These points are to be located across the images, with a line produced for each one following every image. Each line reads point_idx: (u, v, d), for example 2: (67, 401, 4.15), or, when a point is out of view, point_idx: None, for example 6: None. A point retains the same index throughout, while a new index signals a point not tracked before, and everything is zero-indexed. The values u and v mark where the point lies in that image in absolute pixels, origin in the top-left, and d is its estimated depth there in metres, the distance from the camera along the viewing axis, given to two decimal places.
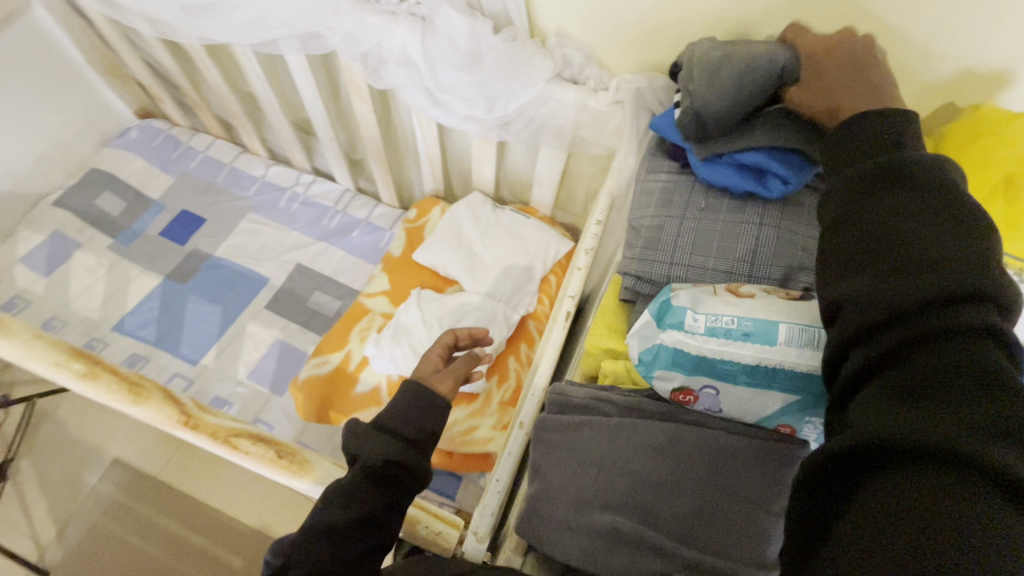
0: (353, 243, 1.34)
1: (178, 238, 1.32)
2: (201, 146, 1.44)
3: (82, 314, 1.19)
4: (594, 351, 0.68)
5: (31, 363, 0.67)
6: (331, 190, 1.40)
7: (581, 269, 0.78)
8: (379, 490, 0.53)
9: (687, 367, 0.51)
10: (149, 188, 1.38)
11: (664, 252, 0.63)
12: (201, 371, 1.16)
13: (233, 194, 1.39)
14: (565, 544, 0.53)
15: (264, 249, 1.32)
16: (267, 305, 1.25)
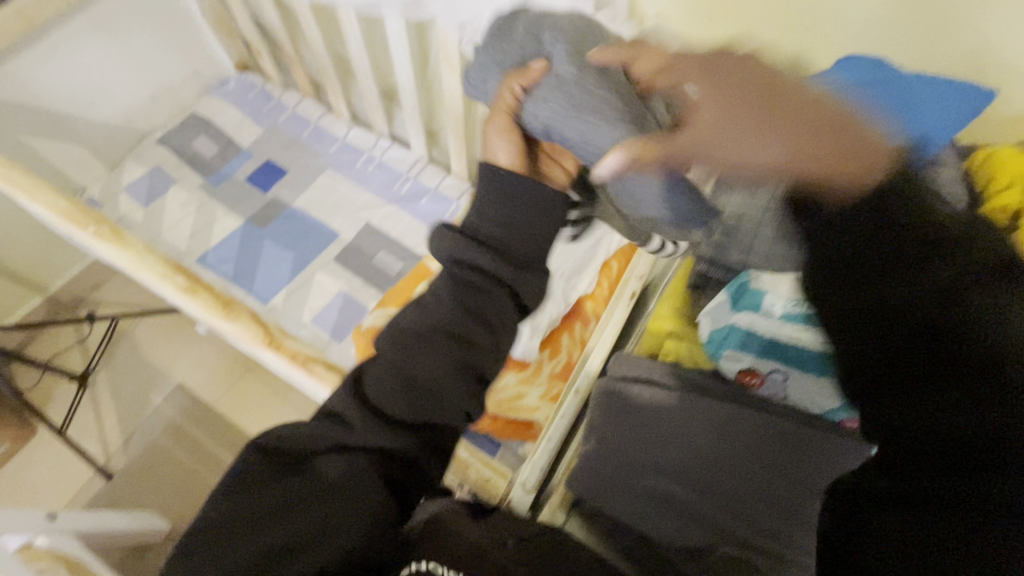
0: (421, 210, 1.39)
1: (262, 185, 1.41)
2: (290, 101, 1.52)
3: (172, 244, 1.30)
4: (656, 330, 0.69)
5: (142, 272, 0.75)
6: (406, 156, 1.45)
7: (652, 250, 0.78)
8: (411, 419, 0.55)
9: (755, 347, 0.59)
10: (241, 136, 1.47)
11: (739, 238, 0.62)
12: (270, 311, 1.24)
13: (315, 150, 1.47)
14: (619, 505, 0.57)
15: (338, 205, 1.39)
16: (335, 258, 1.32)
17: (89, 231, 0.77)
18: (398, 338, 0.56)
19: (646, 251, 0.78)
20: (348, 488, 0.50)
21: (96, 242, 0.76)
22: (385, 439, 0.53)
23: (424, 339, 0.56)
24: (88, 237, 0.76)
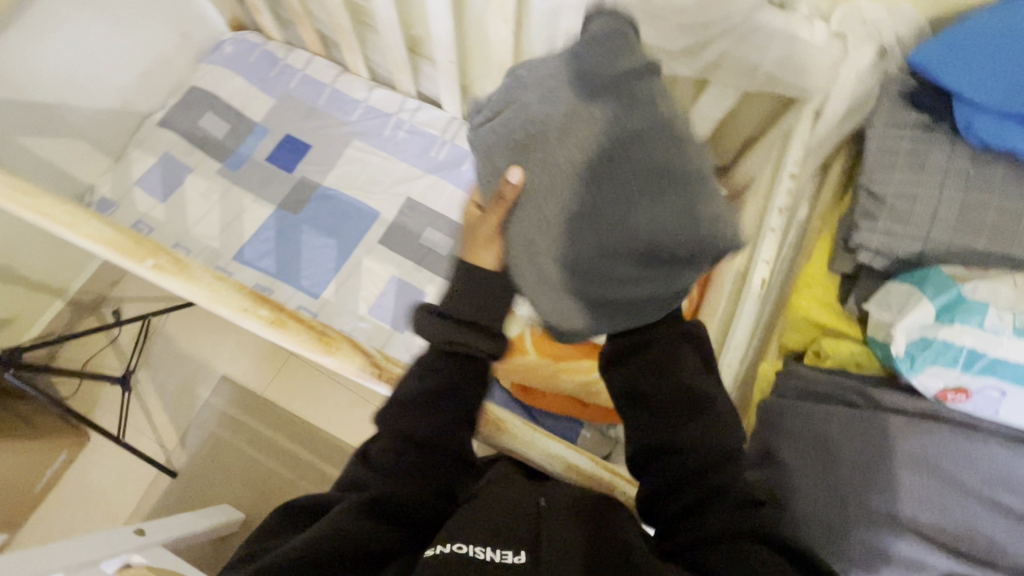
0: (463, 176, 1.27)
1: (286, 165, 1.28)
2: (298, 64, 1.35)
3: (202, 241, 1.19)
4: (803, 326, 0.64)
5: (219, 307, 0.67)
6: (438, 117, 1.32)
7: (777, 230, 0.71)
8: (441, 423, 0.59)
9: (968, 364, 0.46)
10: (251, 110, 1.32)
11: (917, 224, 0.55)
12: (323, 306, 1.16)
13: (336, 119, 1.32)
14: (853, 516, 0.48)
15: (372, 180, 1.27)
16: (381, 240, 1.23)
17: (148, 266, 0.68)
18: (395, 403, 0.61)
19: (771, 231, 0.71)
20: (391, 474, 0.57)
21: (158, 277, 0.68)
22: (420, 435, 0.59)
23: (436, 370, 0.61)
24: (149, 272, 0.68)
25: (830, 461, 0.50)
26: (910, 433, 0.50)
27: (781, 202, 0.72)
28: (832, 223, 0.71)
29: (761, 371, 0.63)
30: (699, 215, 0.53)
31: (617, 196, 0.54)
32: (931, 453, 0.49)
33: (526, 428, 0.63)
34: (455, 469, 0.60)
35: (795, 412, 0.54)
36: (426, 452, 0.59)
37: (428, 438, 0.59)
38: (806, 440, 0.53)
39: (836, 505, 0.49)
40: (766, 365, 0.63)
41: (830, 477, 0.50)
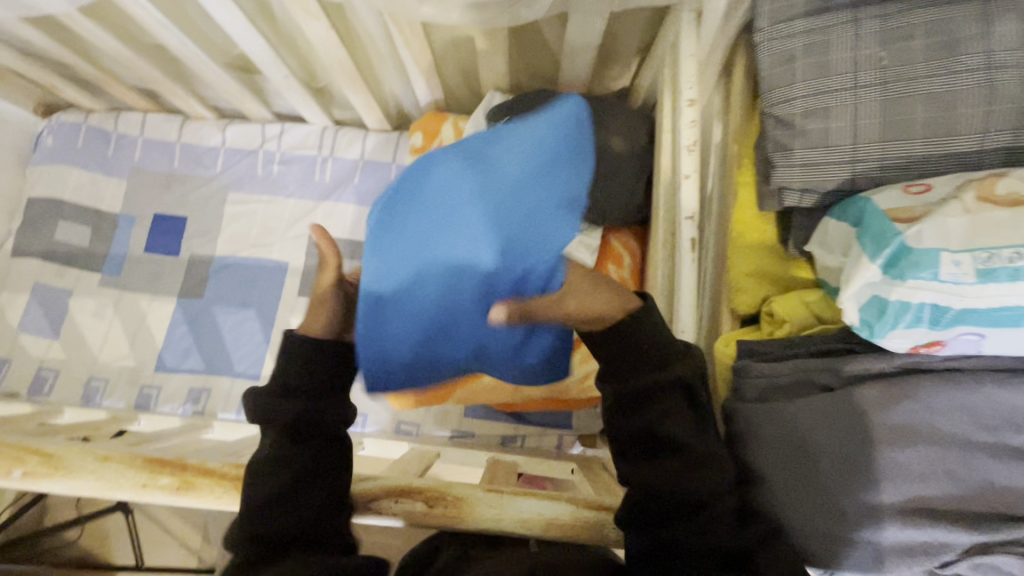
0: (360, 191, 1.13)
1: (169, 248, 1.14)
2: (134, 129, 1.16)
3: (116, 365, 1.08)
4: (749, 286, 0.55)
5: (115, 492, 0.59)
6: (307, 133, 1.15)
7: (693, 176, 0.61)
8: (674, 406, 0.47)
9: (935, 319, 0.38)
10: (106, 201, 1.15)
11: (839, 146, 0.45)
12: (268, 383, 1.07)
13: (201, 176, 1.16)
14: (849, 516, 0.42)
15: (266, 230, 1.14)
16: (301, 292, 1.11)
17: (19, 476, 0.59)
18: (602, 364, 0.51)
19: (687, 178, 0.61)
20: (693, 477, 0.45)
21: (37, 484, 0.59)
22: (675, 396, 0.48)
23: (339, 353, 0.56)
24: (23, 484, 0.59)
25: (820, 468, 0.43)
26: (892, 402, 0.42)
27: (688, 140, 0.62)
28: (750, 144, 0.59)
29: (717, 354, 0.55)
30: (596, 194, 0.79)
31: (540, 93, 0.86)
32: (923, 418, 0.42)
33: (491, 497, 0.58)
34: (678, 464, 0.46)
35: (753, 424, 0.47)
36: (651, 436, 0.47)
37: (665, 413, 0.47)
38: (773, 449, 0.46)
39: (829, 510, 0.42)
40: (721, 344, 0.55)
41: (839, 465, 0.43)
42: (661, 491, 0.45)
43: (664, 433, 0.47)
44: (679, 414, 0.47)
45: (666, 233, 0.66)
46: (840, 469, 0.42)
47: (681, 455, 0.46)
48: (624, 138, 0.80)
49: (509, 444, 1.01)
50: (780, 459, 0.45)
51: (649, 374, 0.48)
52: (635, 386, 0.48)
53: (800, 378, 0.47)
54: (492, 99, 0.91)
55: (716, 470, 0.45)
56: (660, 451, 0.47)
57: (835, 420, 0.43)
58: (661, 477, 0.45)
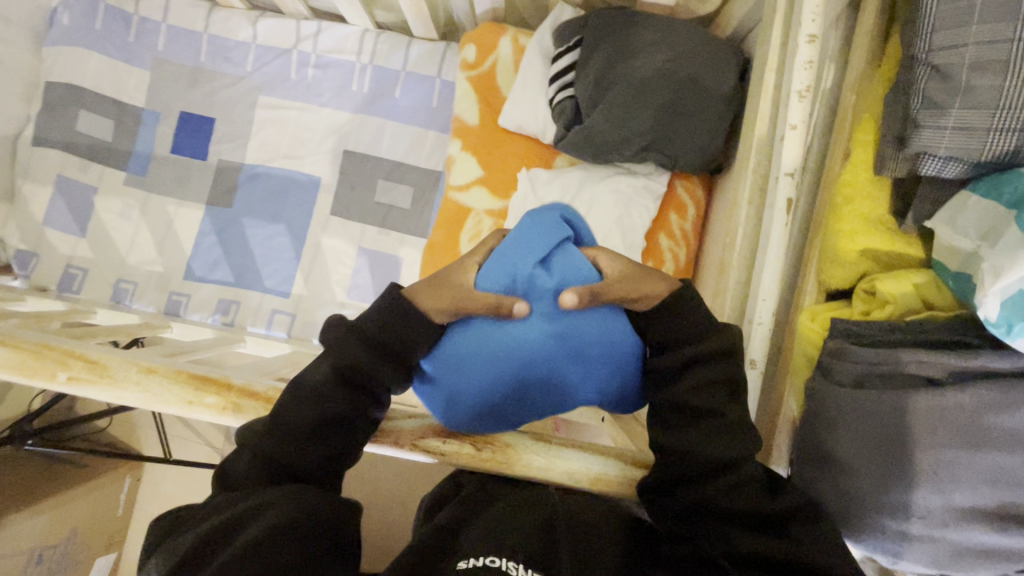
0: (400, 106, 1.05)
1: (196, 151, 1.08)
2: (157, 14, 1.06)
3: (144, 269, 1.06)
4: (850, 260, 0.50)
5: (161, 405, 0.58)
6: (346, 35, 1.04)
7: (800, 128, 0.54)
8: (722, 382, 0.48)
9: None
10: (129, 93, 1.08)
11: (1009, 110, 0.38)
12: (298, 302, 1.05)
13: (229, 74, 1.07)
14: (935, 513, 0.40)
15: (299, 141, 1.07)
16: (333, 211, 1.06)
17: (63, 381, 0.58)
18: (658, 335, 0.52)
19: (792, 130, 0.54)
20: (718, 435, 0.46)
21: (82, 390, 0.58)
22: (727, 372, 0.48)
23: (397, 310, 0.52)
24: (67, 389, 0.58)
25: (915, 466, 0.40)
26: (1006, 407, 0.39)
27: (801, 83, 0.54)
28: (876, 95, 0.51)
29: (802, 330, 0.51)
30: (672, 134, 0.72)
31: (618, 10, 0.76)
32: None
33: (540, 445, 0.56)
34: (715, 429, 0.46)
35: (841, 414, 0.43)
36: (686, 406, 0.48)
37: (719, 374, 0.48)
38: (862, 442, 0.42)
39: (917, 507, 0.40)
40: (807, 318, 0.51)
41: (937, 465, 0.40)
42: (691, 450, 0.46)
43: (700, 406, 0.47)
44: (712, 389, 0.47)
45: (754, 187, 0.60)
46: (939, 471, 0.39)
47: (717, 420, 0.46)
48: (710, 72, 0.71)
49: None
50: (868, 455, 0.42)
51: (688, 347, 0.49)
52: (661, 363, 0.51)
53: (909, 373, 0.42)
54: (560, 13, 0.80)
55: (745, 438, 0.46)
56: (682, 421, 0.48)
57: (935, 420, 0.40)
58: (694, 438, 0.46)
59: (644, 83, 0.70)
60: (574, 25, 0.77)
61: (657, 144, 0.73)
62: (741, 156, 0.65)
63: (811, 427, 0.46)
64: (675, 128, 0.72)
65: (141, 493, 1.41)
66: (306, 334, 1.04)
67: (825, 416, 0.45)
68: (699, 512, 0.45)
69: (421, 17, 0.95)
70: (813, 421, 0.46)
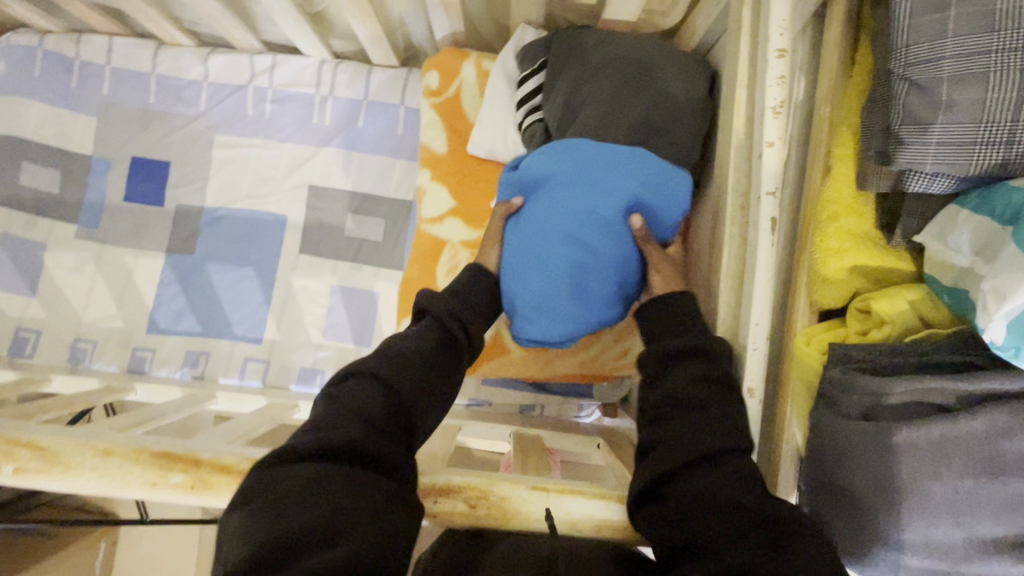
0: (365, 137, 1.01)
1: (152, 197, 1.02)
2: (100, 57, 1.01)
3: (103, 325, 1.00)
4: (841, 280, 0.48)
5: (121, 491, 0.53)
6: (303, 67, 1.01)
7: (777, 145, 0.52)
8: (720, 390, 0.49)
9: None
10: (74, 140, 1.02)
11: (994, 122, 0.37)
12: (271, 348, 1.00)
13: (182, 115, 1.02)
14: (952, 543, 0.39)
15: (261, 179, 1.02)
16: (301, 249, 1.02)
17: (8, 473, 0.53)
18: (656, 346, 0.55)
19: (770, 147, 0.53)
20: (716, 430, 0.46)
21: (30, 481, 0.53)
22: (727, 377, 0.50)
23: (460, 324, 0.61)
24: (14, 482, 0.52)
25: (931, 496, 0.39)
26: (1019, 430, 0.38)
27: (775, 99, 0.53)
28: (852, 108, 0.50)
29: (799, 355, 0.49)
30: (644, 154, 0.70)
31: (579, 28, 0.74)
32: None
33: (538, 495, 0.53)
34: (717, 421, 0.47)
35: (847, 447, 0.42)
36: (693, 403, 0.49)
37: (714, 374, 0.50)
38: (872, 475, 0.41)
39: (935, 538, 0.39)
40: (802, 342, 0.49)
41: (950, 495, 0.38)
42: (682, 441, 0.47)
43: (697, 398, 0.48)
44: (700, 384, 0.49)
45: (735, 206, 0.58)
46: (952, 501, 0.38)
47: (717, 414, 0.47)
48: (680, 86, 0.69)
49: (528, 413, 0.97)
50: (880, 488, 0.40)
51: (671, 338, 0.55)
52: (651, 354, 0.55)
53: (912, 402, 0.41)
54: (522, 35, 0.78)
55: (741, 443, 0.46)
56: (673, 414, 0.49)
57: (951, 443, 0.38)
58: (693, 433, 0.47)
59: (613, 103, 0.69)
60: (538, 47, 0.75)
61: None
62: (718, 173, 0.64)
63: (814, 453, 0.45)
64: (647, 147, 0.70)
65: (118, 558, 1.33)
66: (283, 380, 0.99)
67: (831, 446, 0.43)
68: (693, 507, 0.43)
69: (379, 45, 0.92)
70: (817, 450, 0.44)
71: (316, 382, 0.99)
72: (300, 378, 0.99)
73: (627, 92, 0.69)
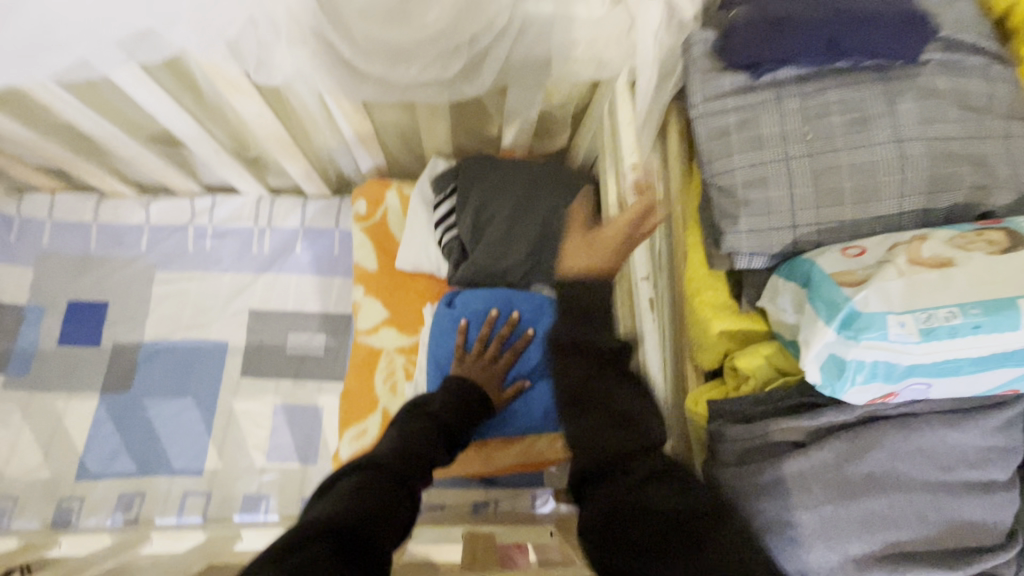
0: (303, 260, 1.09)
1: (87, 338, 1.03)
2: (41, 212, 1.06)
3: (26, 479, 0.95)
4: (711, 345, 0.57)
5: None
6: (242, 204, 1.10)
7: (642, 240, 0.63)
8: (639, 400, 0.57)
9: (889, 374, 0.41)
10: (8, 292, 1.04)
11: (781, 212, 0.49)
12: (212, 478, 0.97)
13: (122, 257, 1.07)
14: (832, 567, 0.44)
15: (201, 310, 1.06)
16: (243, 373, 1.03)
17: None
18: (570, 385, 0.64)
19: (637, 242, 0.63)
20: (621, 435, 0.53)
21: None
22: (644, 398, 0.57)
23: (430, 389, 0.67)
24: None
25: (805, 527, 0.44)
26: (856, 456, 0.45)
27: (635, 204, 0.65)
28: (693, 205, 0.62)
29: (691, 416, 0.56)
30: (547, 253, 0.81)
31: (478, 157, 0.86)
32: (887, 465, 0.44)
33: None
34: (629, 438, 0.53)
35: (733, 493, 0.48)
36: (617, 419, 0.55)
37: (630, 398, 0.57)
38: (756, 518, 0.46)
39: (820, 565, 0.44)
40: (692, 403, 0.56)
41: (821, 523, 0.44)
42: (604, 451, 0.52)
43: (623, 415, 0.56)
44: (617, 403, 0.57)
45: (622, 292, 0.68)
46: (822, 530, 0.44)
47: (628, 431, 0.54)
48: (569, 198, 0.82)
49: (481, 510, 0.97)
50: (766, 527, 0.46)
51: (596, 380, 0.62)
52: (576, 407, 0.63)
53: (774, 443, 0.48)
54: (434, 166, 0.91)
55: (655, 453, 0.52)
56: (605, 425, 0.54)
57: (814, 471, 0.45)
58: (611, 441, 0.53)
59: (515, 215, 0.81)
60: (449, 174, 0.87)
61: (539, 264, 0.81)
62: (608, 263, 0.74)
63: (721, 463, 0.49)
64: (550, 248, 0.81)
65: None
66: (225, 512, 0.96)
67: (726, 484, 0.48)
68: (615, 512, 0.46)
69: (312, 181, 1.03)
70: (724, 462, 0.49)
71: (261, 509, 0.96)
72: (243, 507, 0.96)
73: (526, 205, 0.82)
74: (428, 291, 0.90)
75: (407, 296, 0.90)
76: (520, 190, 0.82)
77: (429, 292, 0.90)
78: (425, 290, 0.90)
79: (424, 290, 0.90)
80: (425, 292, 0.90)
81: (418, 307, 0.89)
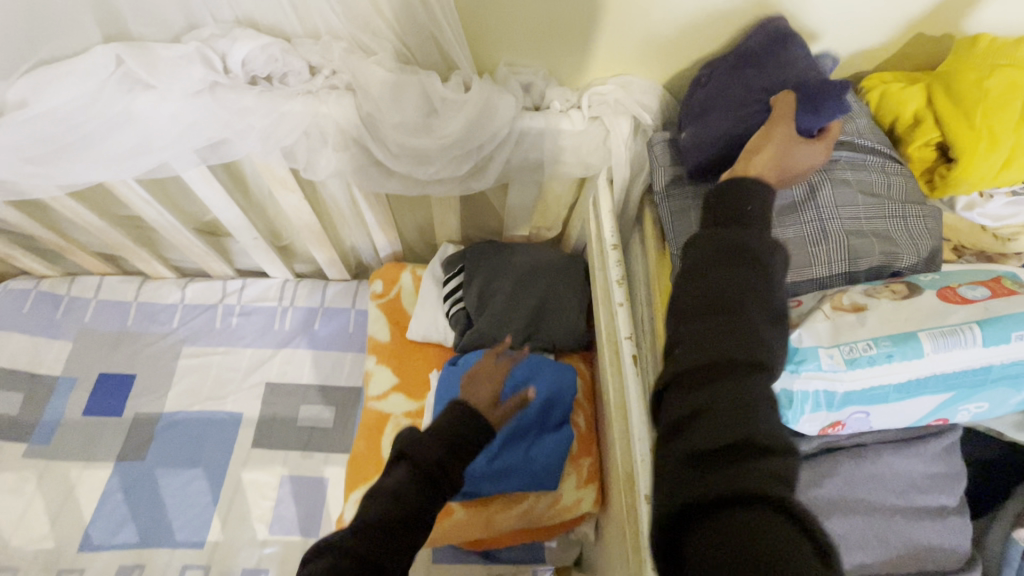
0: (320, 336, 1.18)
1: (111, 409, 1.09)
2: (88, 292, 1.18)
3: (30, 548, 0.96)
4: None
5: None
6: (269, 286, 1.21)
7: (624, 305, 0.73)
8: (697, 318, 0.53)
9: (830, 402, 0.47)
10: (45, 364, 1.12)
11: None
12: (213, 550, 0.98)
13: (154, 333, 1.17)
14: None
15: (220, 382, 1.13)
16: (254, 443, 1.08)
17: None
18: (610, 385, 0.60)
19: (619, 307, 0.73)
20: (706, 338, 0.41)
21: None
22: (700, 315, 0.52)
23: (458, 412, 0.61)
24: None
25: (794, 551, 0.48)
26: (821, 480, 0.50)
27: (617, 276, 0.75)
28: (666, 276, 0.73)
29: None
30: (543, 324, 0.91)
31: (482, 244, 0.99)
32: (847, 491, 0.49)
33: None
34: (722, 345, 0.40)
35: None
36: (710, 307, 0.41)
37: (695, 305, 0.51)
38: None
39: None
40: None
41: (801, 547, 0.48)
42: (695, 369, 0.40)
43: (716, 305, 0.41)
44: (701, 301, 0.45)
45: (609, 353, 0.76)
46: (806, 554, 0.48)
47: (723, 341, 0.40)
48: (562, 277, 0.94)
49: None
50: None
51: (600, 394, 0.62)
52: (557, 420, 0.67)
53: None
54: (444, 251, 1.04)
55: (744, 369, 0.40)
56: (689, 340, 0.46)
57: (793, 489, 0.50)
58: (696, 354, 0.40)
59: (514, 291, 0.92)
60: (457, 257, 0.99)
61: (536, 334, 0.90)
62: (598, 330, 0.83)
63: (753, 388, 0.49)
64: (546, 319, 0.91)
65: None
66: None
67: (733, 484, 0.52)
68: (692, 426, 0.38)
69: (334, 265, 1.16)
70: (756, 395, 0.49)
71: None
72: None
73: (524, 281, 0.93)
74: (434, 360, 0.98)
75: (415, 364, 0.98)
76: (519, 269, 0.94)
77: (435, 361, 0.98)
78: (432, 359, 0.98)
79: (431, 359, 0.98)
80: (432, 361, 0.98)
81: (424, 374, 0.97)
